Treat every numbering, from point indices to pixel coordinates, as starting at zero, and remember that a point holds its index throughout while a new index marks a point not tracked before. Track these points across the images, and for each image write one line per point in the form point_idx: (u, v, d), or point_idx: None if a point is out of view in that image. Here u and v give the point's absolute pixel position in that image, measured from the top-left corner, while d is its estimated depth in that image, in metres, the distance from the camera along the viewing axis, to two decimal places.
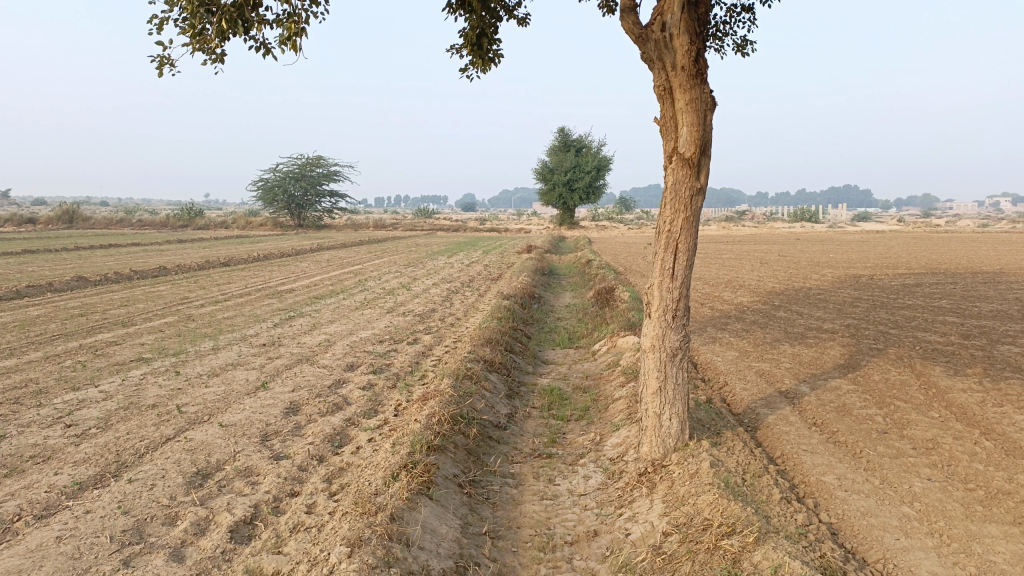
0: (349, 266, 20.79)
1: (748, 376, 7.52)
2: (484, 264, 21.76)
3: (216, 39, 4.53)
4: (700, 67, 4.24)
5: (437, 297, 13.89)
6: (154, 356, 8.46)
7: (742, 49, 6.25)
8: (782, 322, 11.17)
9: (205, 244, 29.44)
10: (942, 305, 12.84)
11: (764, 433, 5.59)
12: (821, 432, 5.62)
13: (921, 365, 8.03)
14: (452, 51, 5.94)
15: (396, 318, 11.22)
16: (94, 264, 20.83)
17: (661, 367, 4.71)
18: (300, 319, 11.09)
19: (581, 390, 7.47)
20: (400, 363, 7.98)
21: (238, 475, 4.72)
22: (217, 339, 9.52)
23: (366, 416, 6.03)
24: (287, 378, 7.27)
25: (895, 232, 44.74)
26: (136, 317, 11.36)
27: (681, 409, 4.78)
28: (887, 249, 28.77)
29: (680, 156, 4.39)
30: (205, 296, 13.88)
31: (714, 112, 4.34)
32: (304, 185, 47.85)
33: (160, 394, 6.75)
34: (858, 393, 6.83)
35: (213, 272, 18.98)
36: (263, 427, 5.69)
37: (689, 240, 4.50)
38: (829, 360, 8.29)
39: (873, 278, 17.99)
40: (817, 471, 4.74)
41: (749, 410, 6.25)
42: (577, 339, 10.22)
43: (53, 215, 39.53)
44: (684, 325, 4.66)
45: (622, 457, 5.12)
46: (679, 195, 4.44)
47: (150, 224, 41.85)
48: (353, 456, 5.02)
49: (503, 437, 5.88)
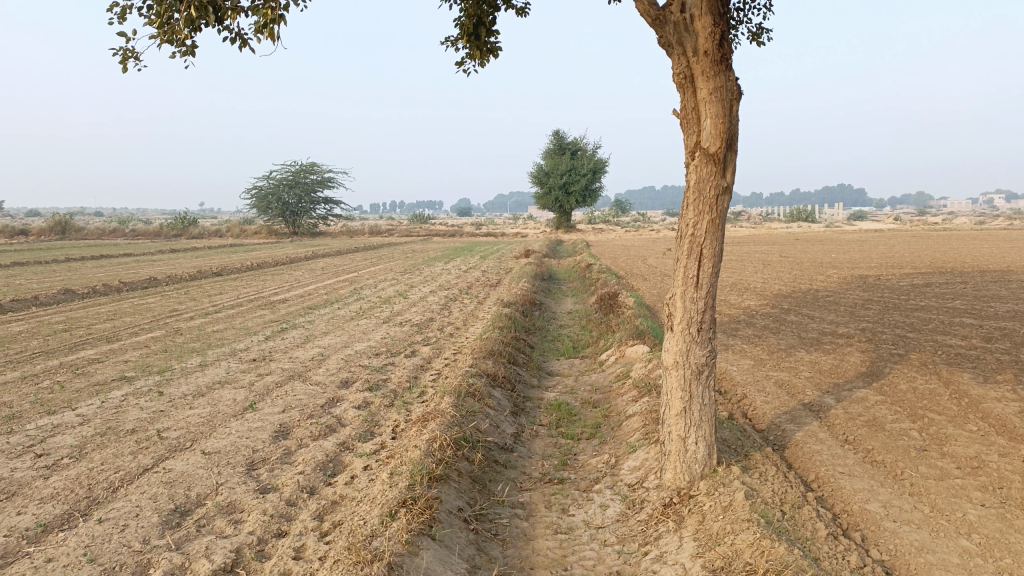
0: (345, 274, 20.35)
1: (767, 387, 7.08)
2: (483, 270, 21.36)
3: (185, 28, 4.10)
4: (725, 53, 3.83)
5: (434, 305, 13.46)
6: (137, 375, 8.00)
7: (758, 39, 5.82)
8: (794, 326, 10.73)
9: (197, 254, 28.98)
10: (957, 306, 12.40)
11: (793, 453, 5.15)
12: (855, 450, 5.18)
13: (948, 372, 7.59)
14: (447, 44, 5.52)
15: (393, 328, 10.77)
16: (83, 275, 20.31)
17: (685, 387, 4.29)
18: (293, 331, 10.63)
19: (591, 405, 7.02)
20: (397, 378, 7.53)
21: (220, 512, 4.26)
22: (204, 354, 9.05)
23: (361, 439, 5.57)
24: (278, 397, 6.81)
25: (894, 230, 44.44)
26: (121, 332, 10.87)
27: (708, 432, 4.35)
28: (889, 249, 28.29)
29: (704, 151, 3.96)
30: (195, 308, 13.42)
31: (740, 103, 3.92)
32: (298, 192, 47.40)
33: (140, 418, 6.29)
34: (887, 404, 6.38)
35: (205, 283, 18.50)
36: (249, 455, 5.23)
37: (715, 245, 4.08)
38: (850, 369, 7.84)
39: (881, 278, 17.56)
40: (859, 497, 4.31)
41: (774, 426, 5.81)
42: (582, 348, 9.78)
43: (46, 225, 38.90)
44: (710, 338, 4.23)
45: (642, 484, 4.67)
46: (703, 195, 4.02)
47: (144, 234, 41.31)
48: (347, 487, 4.56)
49: (510, 461, 5.43)
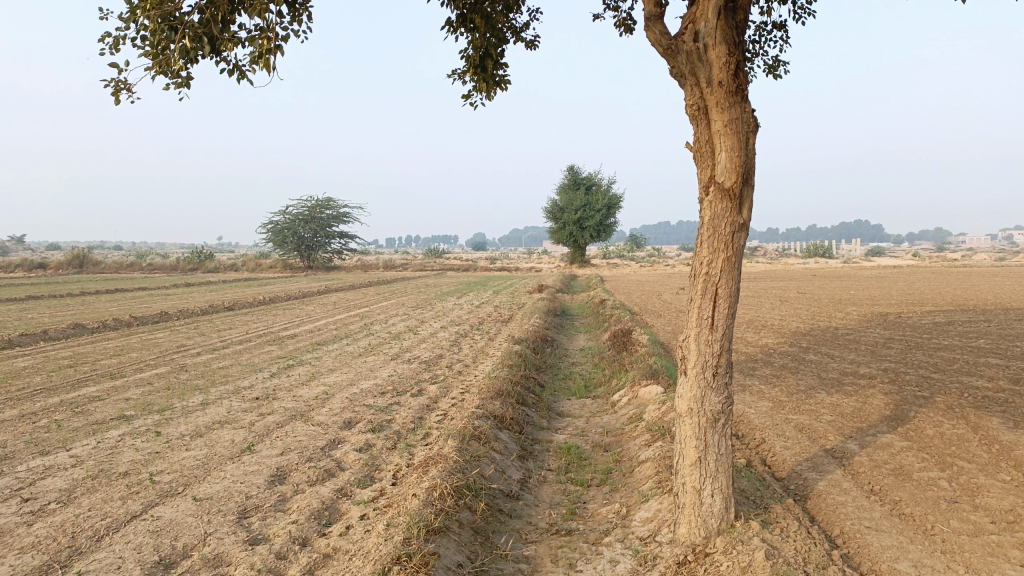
0: (356, 310, 20.20)
1: (787, 432, 6.78)
2: (495, 305, 21.15)
3: (179, 60, 4.01)
4: (741, 83, 3.64)
5: (444, 341, 13.24)
6: (137, 413, 7.81)
7: (775, 71, 5.65)
8: (813, 366, 10.40)
9: (211, 288, 29.03)
10: (982, 345, 12.04)
11: (816, 505, 4.86)
12: (882, 502, 4.87)
13: (977, 416, 7.25)
14: (454, 77, 5.40)
15: (400, 366, 10.55)
16: (95, 309, 20.28)
17: (700, 435, 4.04)
18: (299, 368, 10.44)
19: (601, 448, 6.74)
20: (402, 418, 7.29)
21: (205, 566, 4.03)
22: (207, 392, 8.86)
23: (360, 485, 5.33)
24: (277, 439, 6.58)
25: (913, 266, 43.94)
26: (126, 368, 10.71)
27: (725, 484, 4.07)
28: (909, 285, 27.82)
29: (718, 186, 3.76)
30: (203, 343, 13.27)
31: (757, 135, 3.73)
32: (314, 226, 47.62)
33: (135, 460, 6.08)
34: (913, 451, 6.06)
35: (216, 317, 18.42)
36: (242, 501, 5.00)
37: (731, 285, 3.86)
38: (874, 412, 7.51)
39: (901, 315, 17.17)
40: (888, 556, 4.01)
41: (794, 474, 5.52)
42: (594, 387, 9.51)
43: (64, 259, 39.22)
44: (726, 383, 3.99)
45: (654, 538, 4.39)
46: (718, 231, 3.81)
47: (160, 268, 41.54)
48: (341, 539, 4.32)
49: (515, 510, 5.16)
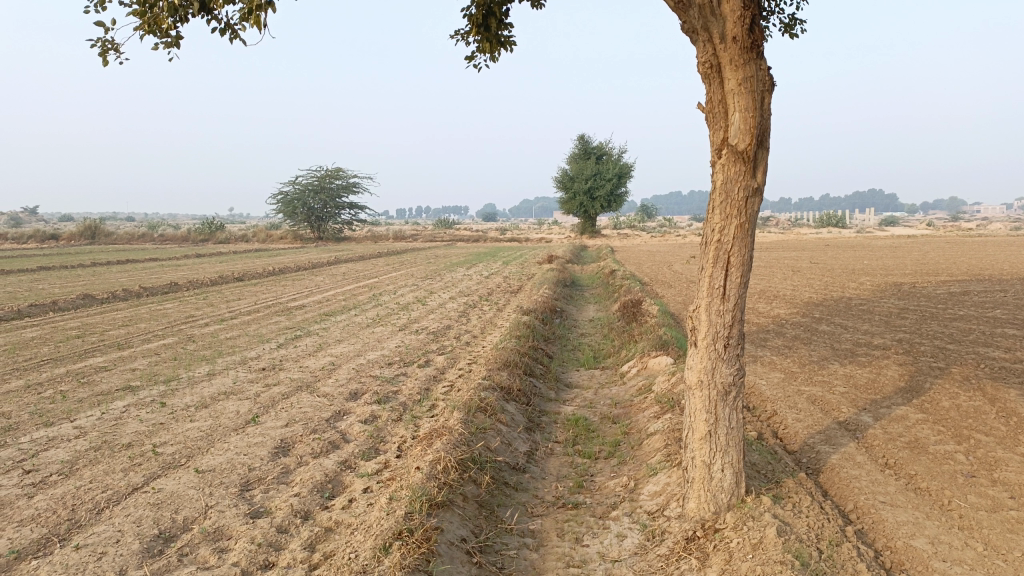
0: (365, 280, 20.13)
1: (799, 403, 6.65)
2: (505, 275, 21.03)
3: (167, 18, 3.86)
4: (756, 39, 3.45)
5: (453, 312, 13.16)
6: (143, 384, 7.78)
7: (792, 30, 5.32)
8: (826, 337, 10.25)
9: (221, 259, 29.01)
10: (998, 316, 11.83)
11: (828, 479, 4.75)
12: (896, 476, 4.75)
13: (993, 387, 7.10)
14: (458, 37, 5.20)
15: (408, 336, 10.47)
16: (105, 280, 20.30)
17: (710, 408, 3.91)
18: (306, 339, 10.37)
19: (610, 420, 6.64)
20: (408, 390, 7.20)
21: (205, 540, 3.97)
22: (213, 363, 8.81)
23: (364, 457, 5.25)
24: (282, 410, 6.52)
25: (928, 236, 43.42)
26: (134, 339, 10.68)
27: (736, 458, 3.96)
28: (923, 254, 27.46)
29: (731, 149, 3.59)
30: (211, 314, 13.22)
31: (772, 94, 3.55)
32: (323, 197, 47.45)
33: (138, 431, 6.03)
34: (929, 424, 5.93)
35: (225, 288, 18.38)
36: (244, 474, 4.94)
37: (745, 253, 3.71)
38: (888, 383, 7.37)
39: (916, 285, 16.92)
40: (903, 532, 3.89)
41: (806, 447, 5.40)
42: (603, 358, 9.40)
43: (76, 230, 39.26)
44: (738, 355, 3.86)
45: (663, 512, 4.30)
46: (730, 197, 3.65)
47: (171, 239, 41.62)
48: (343, 512, 4.24)
49: (521, 483, 5.07)
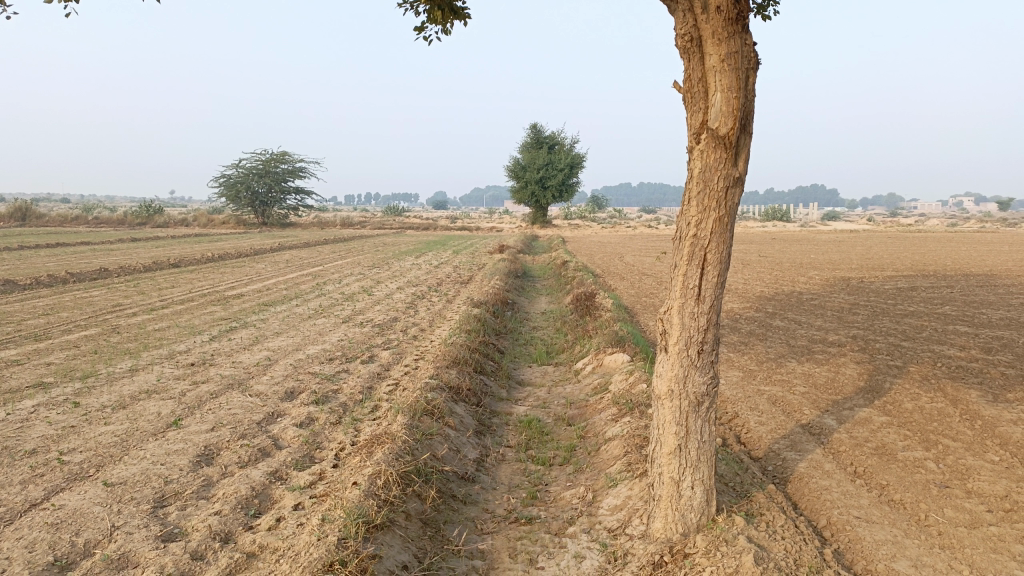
0: (310, 268, 19.42)
1: (760, 405, 6.38)
2: (455, 264, 20.59)
3: None
4: (741, 10, 3.09)
5: (400, 303, 12.64)
6: (56, 380, 7.10)
7: (764, 12, 4.95)
8: (782, 333, 10.08)
9: (158, 244, 27.80)
10: (947, 312, 11.86)
11: (798, 490, 4.46)
12: (869, 487, 4.49)
13: (954, 388, 6.95)
14: (406, 5, 4.72)
15: (352, 329, 9.94)
16: (31, 264, 19.13)
17: (680, 420, 3.57)
18: (242, 331, 9.74)
19: (564, 423, 6.26)
20: (349, 389, 6.70)
21: (107, 568, 3.46)
22: (138, 357, 8.15)
23: (297, 467, 4.78)
24: (209, 412, 5.96)
25: (871, 231, 44.43)
26: (53, 330, 9.88)
27: (707, 474, 3.62)
28: (868, 249, 27.95)
29: (711, 133, 3.21)
30: (141, 303, 12.42)
31: (756, 74, 3.20)
32: (268, 181, 46.07)
33: (44, 436, 5.41)
34: (894, 427, 5.71)
35: (159, 275, 17.48)
36: (159, 487, 4.41)
37: (723, 250, 3.35)
38: (848, 383, 7.18)
39: (864, 280, 17.01)
40: (883, 554, 3.61)
41: (772, 454, 5.12)
42: (556, 354, 9.05)
43: (5, 210, 37.28)
44: (712, 363, 3.52)
45: (626, 530, 3.94)
46: (709, 186, 3.28)
47: (107, 222, 39.84)
48: (269, 534, 3.77)
49: (470, 495, 4.66)
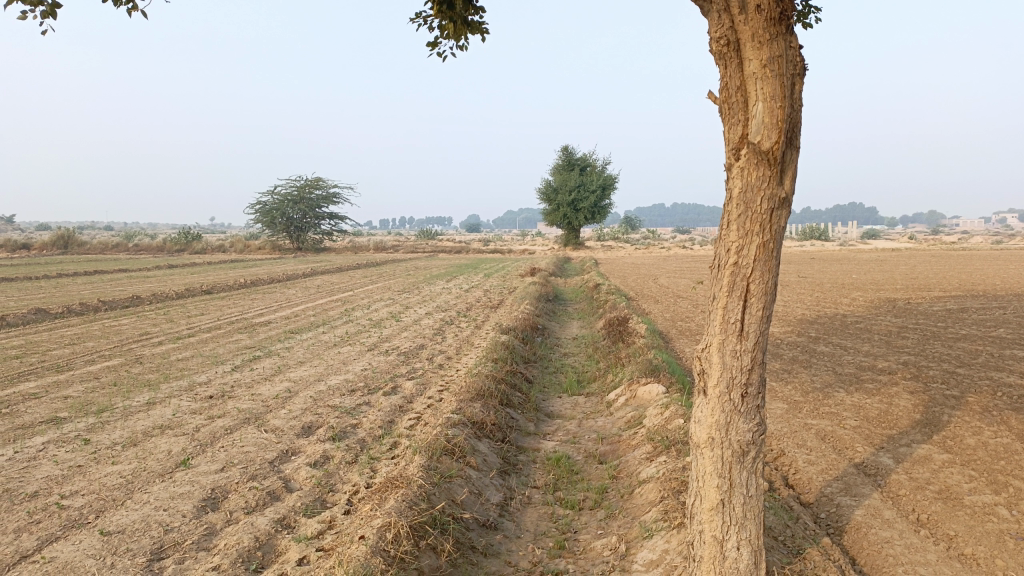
0: (339, 293, 19.28)
1: (808, 441, 5.92)
2: (486, 288, 20.31)
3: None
4: (785, 9, 2.74)
5: (428, 330, 12.34)
6: (71, 415, 6.89)
7: (805, 19, 4.57)
8: (827, 359, 9.54)
9: (193, 270, 27.96)
10: (1003, 335, 11.20)
11: (855, 544, 4.00)
12: (937, 539, 4.01)
13: (1019, 421, 6.39)
14: (418, 19, 4.45)
15: (377, 358, 9.65)
16: (67, 293, 19.25)
17: (722, 472, 3.17)
18: (264, 361, 9.50)
19: (596, 460, 5.86)
20: (369, 424, 6.39)
21: None
22: (157, 389, 7.93)
23: (307, 513, 4.45)
24: (220, 450, 5.67)
25: (914, 249, 43.24)
26: (76, 361, 9.74)
27: (755, 532, 3.20)
28: (912, 268, 27.06)
29: (753, 148, 2.85)
30: (168, 331, 12.29)
31: (803, 81, 2.84)
32: (302, 207, 46.52)
33: (49, 477, 5.16)
34: (958, 467, 5.20)
35: (190, 302, 17.47)
36: (158, 536, 4.12)
37: (768, 279, 2.96)
38: (902, 415, 6.66)
39: (911, 301, 16.31)
40: None
41: (824, 499, 4.66)
42: (587, 383, 8.65)
43: (48, 239, 37.94)
44: (757, 407, 3.13)
45: None
46: (751, 208, 2.91)
47: (147, 249, 40.46)
48: None
49: (492, 545, 4.29)
